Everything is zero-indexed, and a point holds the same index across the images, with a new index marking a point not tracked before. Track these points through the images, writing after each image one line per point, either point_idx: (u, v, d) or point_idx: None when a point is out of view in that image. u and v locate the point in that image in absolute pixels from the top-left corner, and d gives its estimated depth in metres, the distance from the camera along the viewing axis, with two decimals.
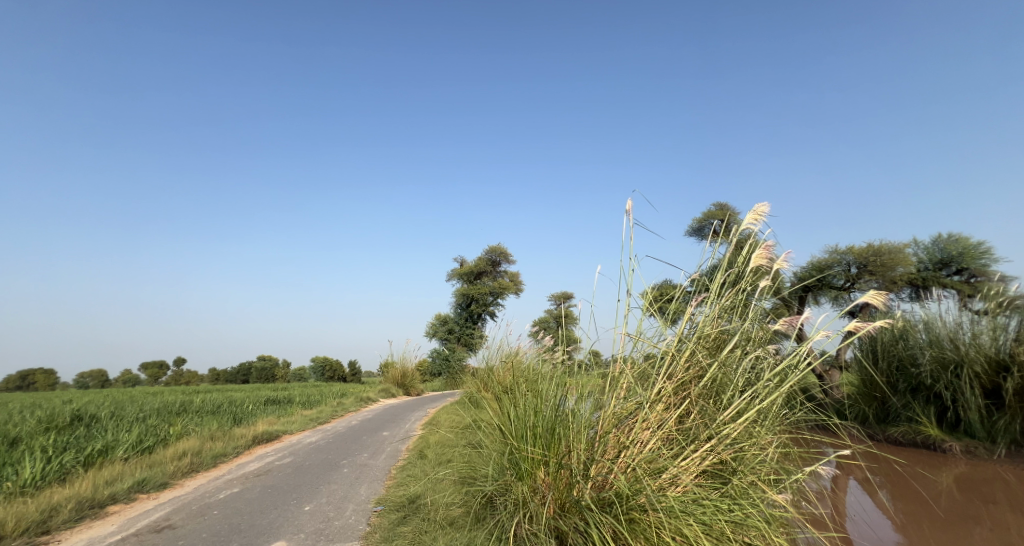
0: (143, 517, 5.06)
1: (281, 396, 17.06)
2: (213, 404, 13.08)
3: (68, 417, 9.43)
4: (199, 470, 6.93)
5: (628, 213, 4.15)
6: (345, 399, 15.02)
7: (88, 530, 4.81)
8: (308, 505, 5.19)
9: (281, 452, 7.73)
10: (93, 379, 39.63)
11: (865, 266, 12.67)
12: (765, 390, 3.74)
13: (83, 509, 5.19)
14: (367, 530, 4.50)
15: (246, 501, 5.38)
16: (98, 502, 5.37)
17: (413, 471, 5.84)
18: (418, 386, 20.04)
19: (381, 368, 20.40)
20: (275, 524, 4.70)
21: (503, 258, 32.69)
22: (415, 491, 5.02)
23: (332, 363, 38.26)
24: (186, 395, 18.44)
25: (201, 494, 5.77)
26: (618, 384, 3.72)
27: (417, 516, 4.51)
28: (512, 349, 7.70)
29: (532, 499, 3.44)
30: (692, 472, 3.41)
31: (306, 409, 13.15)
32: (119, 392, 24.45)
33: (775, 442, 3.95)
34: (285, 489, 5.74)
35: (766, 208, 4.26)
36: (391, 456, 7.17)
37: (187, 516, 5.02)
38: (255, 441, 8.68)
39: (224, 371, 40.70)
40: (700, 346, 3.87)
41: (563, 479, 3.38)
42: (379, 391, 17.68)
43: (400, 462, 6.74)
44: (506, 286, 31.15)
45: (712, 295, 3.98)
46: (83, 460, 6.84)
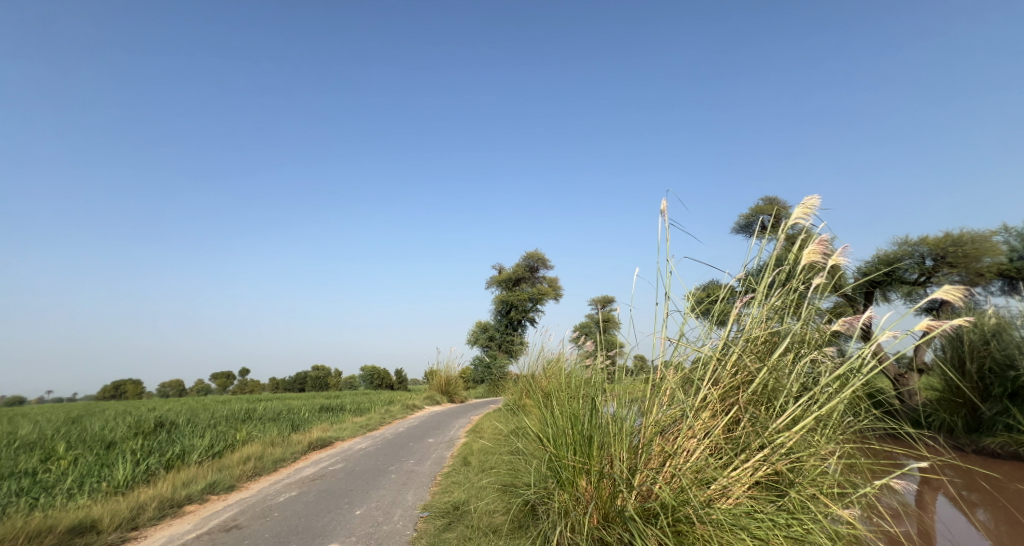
0: (214, 517, 5.41)
1: (335, 403, 17.76)
2: (274, 411, 13.80)
3: (149, 424, 10.16)
4: (261, 474, 7.31)
5: (664, 214, 4.11)
6: (393, 406, 15.52)
7: (170, 527, 5.19)
8: (358, 509, 5.39)
9: (334, 458, 8.03)
10: (173, 389, 42.50)
11: (943, 258, 11.96)
12: (823, 397, 3.58)
13: (164, 508, 5.59)
14: (414, 535, 4.64)
15: (303, 504, 5.64)
16: (177, 502, 5.77)
17: (460, 477, 5.94)
18: (462, 393, 20.29)
19: (426, 376, 20.80)
20: (329, 527, 4.92)
21: (542, 264, 32.78)
22: (459, 498, 5.14)
23: (381, 372, 39.44)
24: (249, 404, 19.45)
25: (263, 497, 6.08)
26: (660, 391, 3.68)
27: (461, 523, 4.61)
28: (552, 356, 7.71)
29: (574, 508, 3.47)
30: (743, 484, 3.34)
31: (357, 416, 13.61)
32: (190, 403, 26.09)
33: (837, 452, 3.78)
34: (337, 494, 5.97)
35: (817, 201, 4.13)
36: (437, 462, 7.33)
37: (252, 517, 5.32)
38: (311, 447, 9.08)
39: (285, 380, 43.05)
40: (748, 350, 3.77)
41: (606, 489, 3.37)
42: (424, 399, 18.05)
43: (445, 469, 6.89)
44: (548, 291, 31.13)
45: (760, 295, 3.86)
46: (165, 463, 7.38)
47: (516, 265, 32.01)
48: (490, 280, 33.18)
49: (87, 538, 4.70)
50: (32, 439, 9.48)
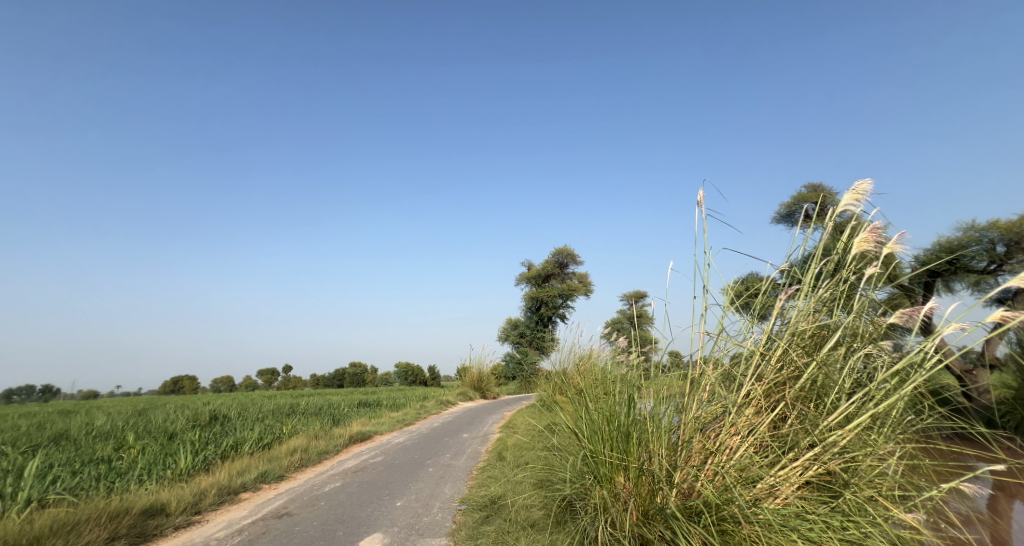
0: (268, 504, 5.65)
1: (371, 398, 18.17)
2: (316, 406, 14.23)
3: (203, 417, 10.65)
4: (307, 465, 7.56)
5: (700, 205, 4.03)
6: (428, 402, 15.78)
7: (228, 512, 5.46)
8: (399, 501, 5.51)
9: (374, 452, 8.23)
10: (224, 384, 44.24)
11: (1015, 244, 11.31)
12: (880, 393, 3.45)
13: (222, 494, 5.86)
14: (453, 527, 4.71)
15: (348, 495, 5.81)
16: (233, 489, 6.05)
17: (496, 472, 6.00)
18: (494, 390, 20.46)
19: (458, 372, 21.02)
20: (373, 516, 5.06)
21: (572, 259, 32.66)
22: (496, 492, 5.20)
23: (414, 369, 40.10)
24: (293, 398, 20.18)
25: (311, 487, 6.28)
26: (700, 387, 3.64)
27: (500, 516, 4.67)
28: (583, 352, 7.72)
29: (613, 504, 3.48)
30: (793, 484, 3.27)
31: (393, 412, 13.89)
32: (237, 397, 27.24)
33: (899, 452, 3.63)
34: (379, 486, 6.12)
35: (869, 186, 3.98)
36: (472, 457, 7.43)
37: (301, 505, 5.53)
38: (352, 440, 9.33)
39: (324, 377, 44.38)
40: (794, 344, 3.69)
41: (645, 487, 3.38)
42: (458, 395, 18.27)
43: (481, 463, 6.97)
44: (578, 287, 30.99)
45: (806, 288, 3.76)
46: (221, 453, 7.76)
47: (546, 262, 32.00)
48: (521, 277, 33.32)
49: (156, 520, 4.99)
50: (101, 430, 10.08)
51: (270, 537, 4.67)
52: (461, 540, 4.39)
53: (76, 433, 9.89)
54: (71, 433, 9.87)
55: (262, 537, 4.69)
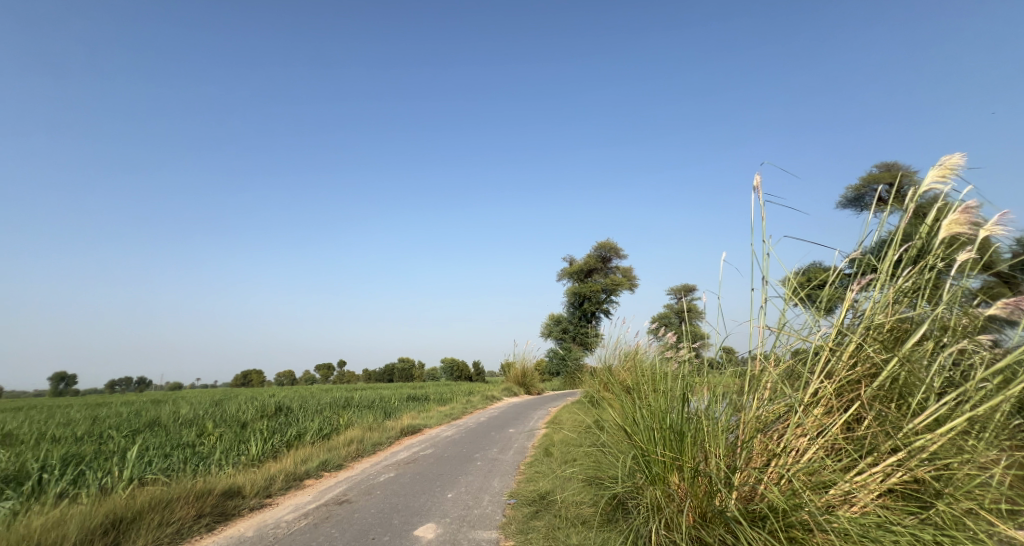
0: (329, 490, 6.01)
1: (421, 392, 18.65)
2: (368, 399, 14.73)
3: (269, 408, 11.32)
4: (364, 455, 7.88)
5: (757, 189, 3.76)
6: (474, 396, 16.01)
7: (294, 497, 5.97)
8: (450, 492, 5.63)
9: (424, 444, 8.44)
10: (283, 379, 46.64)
11: None
12: (979, 393, 3.09)
13: (289, 481, 6.42)
14: (503, 520, 4.77)
15: (401, 485, 6.00)
16: (298, 476, 6.59)
17: (543, 468, 6.03)
18: (538, 385, 20.48)
19: (502, 368, 21.20)
20: (425, 506, 5.21)
21: (615, 252, 32.24)
22: (545, 488, 5.22)
23: (459, 364, 40.76)
24: (347, 392, 21.03)
25: (367, 476, 6.55)
26: (760, 385, 3.51)
27: (549, 512, 4.69)
28: (629, 347, 7.62)
29: (668, 504, 3.45)
30: (873, 492, 3.06)
31: (442, 406, 14.16)
32: (296, 390, 28.73)
33: (1009, 460, 3.15)
34: (430, 477, 6.27)
35: (960, 161, 3.61)
36: (519, 452, 7.48)
37: (360, 493, 5.80)
38: (403, 433, 9.57)
39: (374, 372, 45.91)
40: (869, 339, 3.45)
41: (703, 490, 3.33)
42: (503, 390, 18.45)
43: (528, 459, 7.00)
44: (622, 282, 30.59)
45: (883, 277, 3.48)
46: (287, 442, 8.34)
47: (589, 256, 31.76)
48: (564, 272, 33.21)
49: (233, 501, 5.58)
50: (185, 417, 10.99)
51: (332, 522, 4.96)
52: (511, 534, 4.44)
53: (164, 419, 10.80)
54: (162, 419, 10.81)
55: (325, 522, 4.98)
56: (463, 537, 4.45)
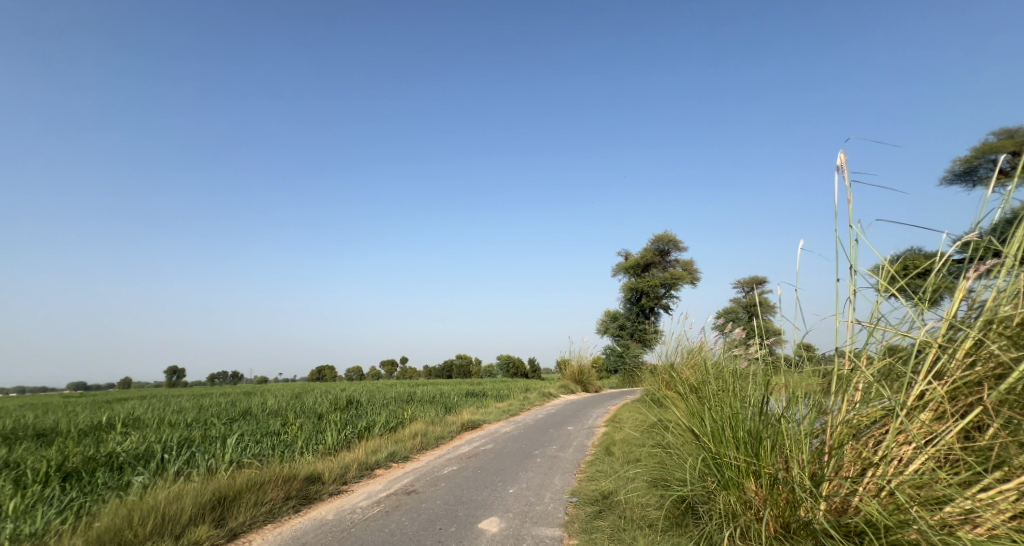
0: (398, 480, 6.25)
1: (478, 389, 19.00)
2: (429, 394, 15.12)
3: (341, 400, 11.90)
4: (428, 448, 8.08)
5: (842, 168, 3.48)
6: (532, 393, 16.10)
7: (367, 484, 6.28)
8: (511, 488, 5.65)
9: (484, 439, 8.54)
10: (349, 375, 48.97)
11: None
12: None
13: (362, 470, 6.74)
14: (566, 518, 4.73)
15: (464, 478, 6.12)
16: (369, 465, 6.89)
17: (605, 467, 5.93)
18: (596, 383, 20.29)
19: (559, 365, 21.19)
20: (488, 500, 5.26)
21: (674, 245, 31.39)
22: (607, 487, 5.14)
23: (515, 361, 41.17)
24: (410, 387, 21.76)
25: (432, 468, 6.73)
26: (850, 385, 3.17)
27: (613, 512, 4.60)
28: (691, 344, 7.35)
29: (743, 512, 3.35)
30: (1002, 511, 2.65)
31: (500, 402, 14.31)
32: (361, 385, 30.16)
33: None
34: (491, 472, 6.33)
35: None
36: (579, 450, 7.41)
37: (426, 484, 5.97)
38: (463, 427, 9.72)
39: (433, 369, 47.18)
40: (990, 334, 2.98)
41: (785, 501, 3.17)
42: (560, 387, 18.42)
43: (589, 457, 6.91)
44: (682, 276, 29.57)
45: (1008, 263, 2.97)
46: (358, 433, 8.76)
47: (646, 250, 31.10)
48: (620, 267, 32.76)
49: (315, 486, 6.04)
50: (271, 407, 11.81)
51: (402, 511, 5.15)
52: (575, 532, 4.40)
53: (253, 409, 11.68)
54: (252, 409, 11.69)
55: (395, 510, 5.19)
56: (527, 533, 4.45)
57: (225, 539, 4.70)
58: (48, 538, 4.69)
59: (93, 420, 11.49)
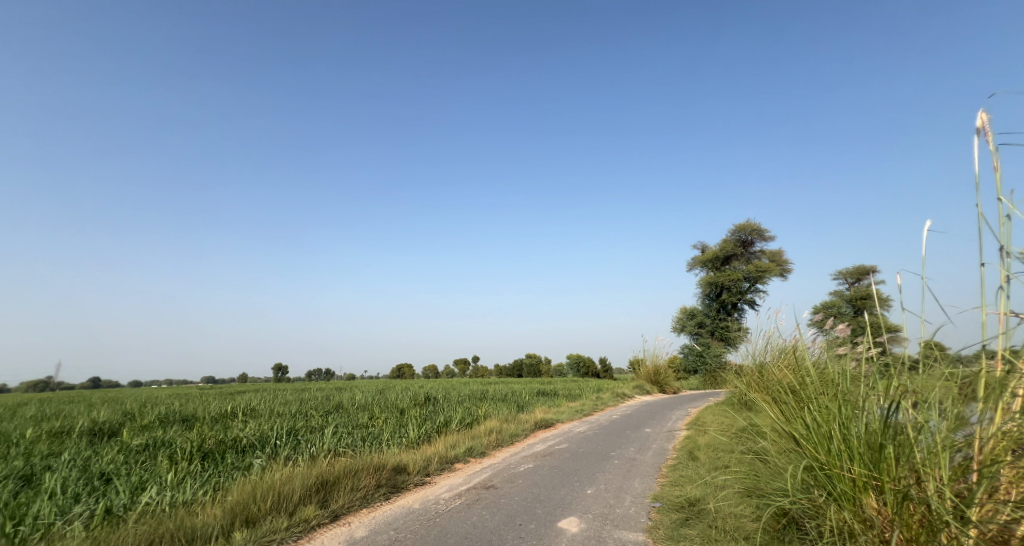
0: (477, 475, 6.30)
1: (549, 388, 18.93)
2: (501, 393, 15.22)
3: (420, 396, 12.27)
4: (503, 444, 8.09)
5: (982, 132, 3.05)
6: (605, 393, 15.78)
7: (448, 477, 6.37)
8: (590, 488, 5.50)
9: (558, 438, 8.41)
10: (425, 373, 50.79)
11: None
12: None
13: (443, 463, 6.84)
14: (649, 524, 4.52)
15: (541, 475, 6.04)
16: (450, 459, 6.99)
17: (688, 473, 5.61)
18: (673, 384, 19.58)
19: (632, 365, 20.67)
20: (566, 499, 5.15)
21: (758, 234, 29.62)
22: (693, 494, 4.85)
23: (586, 360, 40.77)
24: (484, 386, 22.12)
25: (510, 464, 6.73)
26: (1003, 392, 2.75)
27: (702, 521, 4.32)
28: (782, 343, 6.83)
29: (864, 533, 3.02)
30: None
31: (572, 402, 14.12)
32: (437, 382, 31.32)
33: None
34: (567, 471, 6.20)
35: None
36: (659, 453, 7.11)
37: (504, 480, 5.96)
38: (537, 426, 9.66)
39: (504, 367, 47.76)
40: None
41: (918, 526, 2.82)
42: (635, 387, 17.95)
43: (670, 461, 6.59)
44: (768, 267, 27.95)
45: None
46: (437, 428, 8.96)
47: (725, 243, 29.68)
48: (697, 261, 31.44)
49: (402, 476, 6.23)
50: (358, 401, 12.41)
51: (482, 505, 5.16)
52: (660, 540, 4.18)
53: (344, 402, 12.38)
54: (343, 403, 12.38)
55: (477, 503, 5.21)
56: (608, 536, 4.29)
57: (328, 520, 5.04)
58: (193, 506, 5.35)
59: (218, 408, 12.82)
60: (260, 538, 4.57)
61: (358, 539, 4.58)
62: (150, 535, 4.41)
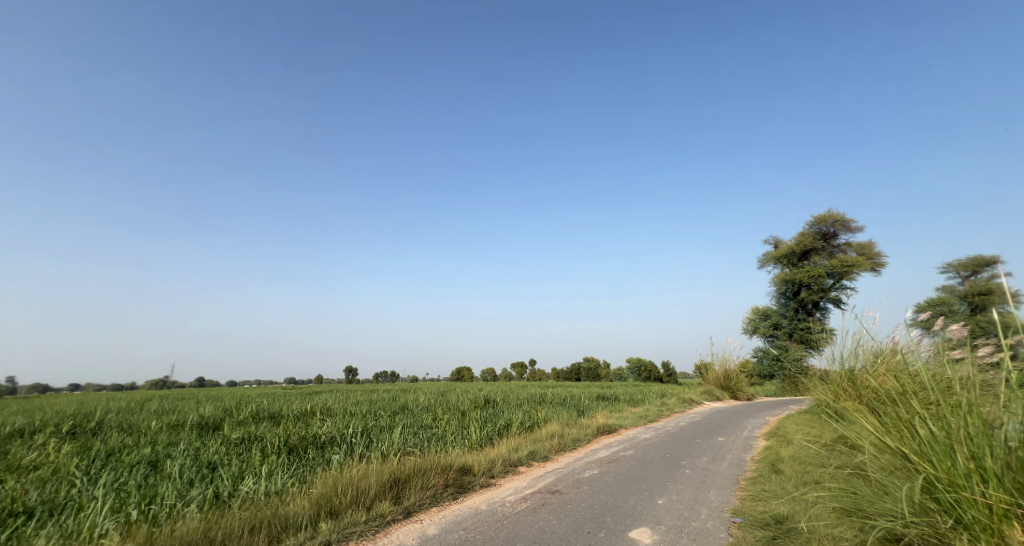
0: (540, 479, 6.16)
1: (611, 393, 18.49)
2: (560, 396, 14.97)
3: (480, 399, 12.27)
4: (566, 450, 7.90)
5: None
6: (670, 399, 15.16)
7: (514, 480, 6.27)
8: (660, 498, 5.24)
9: (622, 445, 8.11)
10: (483, 375, 51.28)
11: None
12: None
13: (506, 466, 6.75)
14: (730, 539, 4.23)
15: (607, 483, 5.82)
16: (513, 462, 6.89)
17: (772, 487, 5.19)
18: (745, 390, 18.56)
19: (700, 369, 19.82)
20: (636, 509, 4.92)
21: (841, 225, 27.70)
22: (780, 511, 4.46)
23: (648, 364, 39.65)
24: (547, 389, 21.95)
25: (573, 470, 6.53)
26: None
27: (795, 542, 3.94)
28: (876, 347, 6.22)
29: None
30: None
31: (635, 407, 13.66)
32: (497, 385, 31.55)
33: None
34: (636, 479, 5.95)
35: None
36: (735, 464, 6.65)
37: (568, 486, 5.78)
38: (599, 431, 9.40)
39: (562, 371, 47.30)
40: None
41: None
42: (703, 393, 17.15)
43: (748, 473, 6.14)
44: (855, 262, 25.97)
45: None
46: (497, 430, 8.89)
47: (801, 239, 28.06)
48: (770, 259, 29.93)
49: (468, 477, 6.20)
50: (421, 402, 12.58)
51: (548, 509, 5.03)
52: None
53: (409, 404, 12.59)
54: (406, 404, 12.58)
55: (542, 508, 5.08)
56: None
57: (402, 516, 5.10)
58: (285, 496, 5.62)
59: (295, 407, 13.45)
60: (342, 530, 4.72)
61: (429, 537, 4.59)
62: (251, 521, 4.70)
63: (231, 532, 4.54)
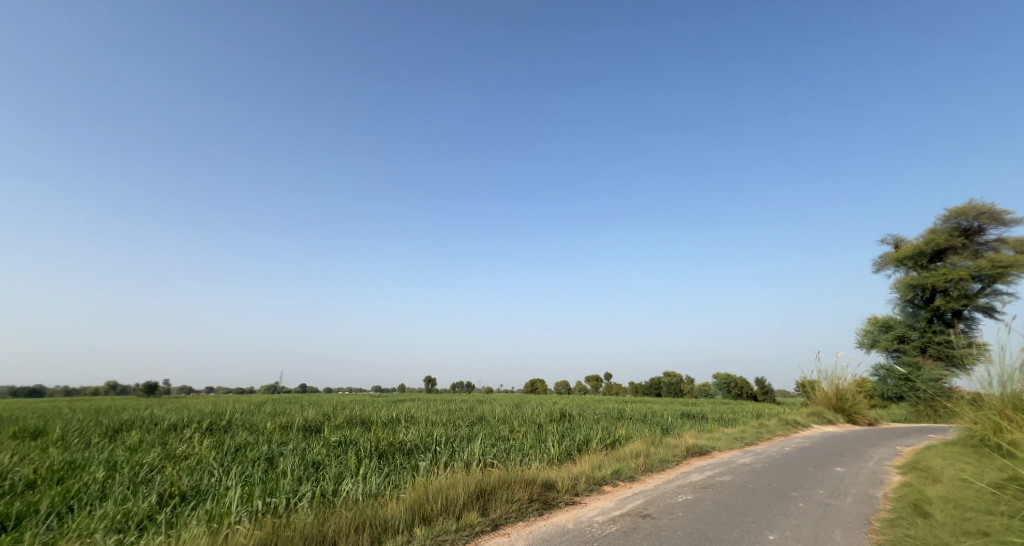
0: (628, 501, 5.77)
1: (699, 410, 17.38)
2: (641, 413, 14.28)
3: (557, 413, 11.96)
4: (653, 471, 7.40)
5: None
6: (769, 420, 13.96)
7: (601, 499, 5.94)
8: (772, 534, 4.69)
9: (718, 469, 7.46)
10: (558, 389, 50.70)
11: None
12: None
13: (591, 484, 6.42)
14: None
15: (705, 510, 5.32)
16: (598, 481, 6.54)
17: (920, 534, 4.47)
18: (862, 411, 16.74)
19: (805, 387, 18.20)
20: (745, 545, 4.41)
21: (988, 218, 24.52)
22: None
23: (737, 380, 37.30)
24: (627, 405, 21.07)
25: (663, 494, 6.06)
26: None
27: None
28: None
29: None
30: None
31: (726, 427, 12.70)
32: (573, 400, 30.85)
33: None
34: (739, 509, 5.40)
35: None
36: (862, 501, 5.84)
37: (661, 510, 5.37)
38: (689, 452, 8.78)
39: (641, 386, 45.67)
40: None
41: None
42: (812, 414, 15.66)
43: (880, 513, 5.36)
44: (1011, 261, 22.49)
45: None
46: (576, 446, 8.55)
47: (931, 238, 25.27)
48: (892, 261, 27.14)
49: (552, 493, 5.94)
50: (498, 414, 12.49)
51: (641, 535, 4.66)
52: None
53: (485, 415, 12.53)
54: (484, 415, 12.54)
55: (635, 532, 4.72)
56: None
57: (490, 528, 4.95)
58: (382, 499, 5.66)
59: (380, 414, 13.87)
60: (436, 536, 4.68)
61: None
62: (355, 520, 4.76)
63: (340, 529, 4.61)
